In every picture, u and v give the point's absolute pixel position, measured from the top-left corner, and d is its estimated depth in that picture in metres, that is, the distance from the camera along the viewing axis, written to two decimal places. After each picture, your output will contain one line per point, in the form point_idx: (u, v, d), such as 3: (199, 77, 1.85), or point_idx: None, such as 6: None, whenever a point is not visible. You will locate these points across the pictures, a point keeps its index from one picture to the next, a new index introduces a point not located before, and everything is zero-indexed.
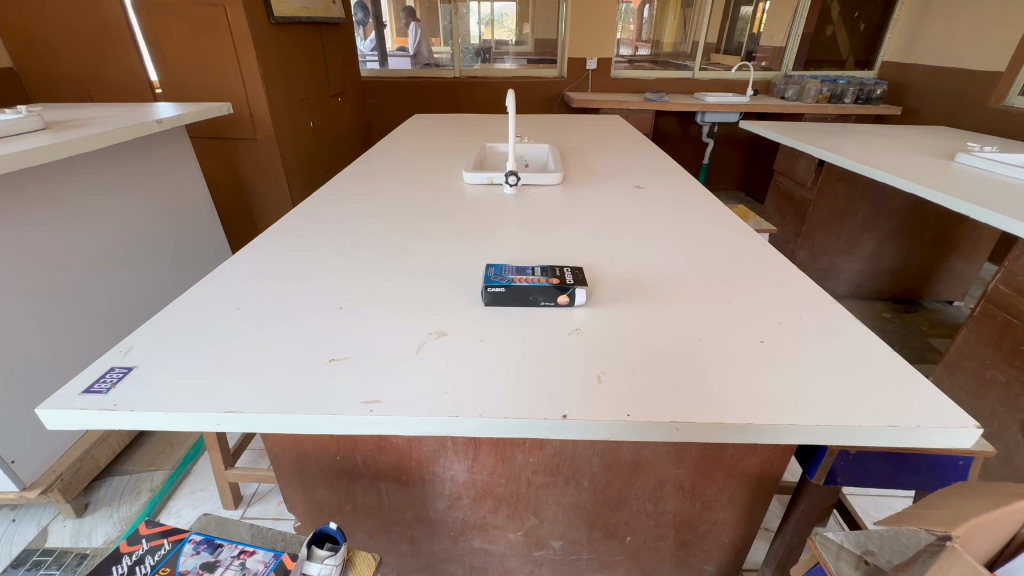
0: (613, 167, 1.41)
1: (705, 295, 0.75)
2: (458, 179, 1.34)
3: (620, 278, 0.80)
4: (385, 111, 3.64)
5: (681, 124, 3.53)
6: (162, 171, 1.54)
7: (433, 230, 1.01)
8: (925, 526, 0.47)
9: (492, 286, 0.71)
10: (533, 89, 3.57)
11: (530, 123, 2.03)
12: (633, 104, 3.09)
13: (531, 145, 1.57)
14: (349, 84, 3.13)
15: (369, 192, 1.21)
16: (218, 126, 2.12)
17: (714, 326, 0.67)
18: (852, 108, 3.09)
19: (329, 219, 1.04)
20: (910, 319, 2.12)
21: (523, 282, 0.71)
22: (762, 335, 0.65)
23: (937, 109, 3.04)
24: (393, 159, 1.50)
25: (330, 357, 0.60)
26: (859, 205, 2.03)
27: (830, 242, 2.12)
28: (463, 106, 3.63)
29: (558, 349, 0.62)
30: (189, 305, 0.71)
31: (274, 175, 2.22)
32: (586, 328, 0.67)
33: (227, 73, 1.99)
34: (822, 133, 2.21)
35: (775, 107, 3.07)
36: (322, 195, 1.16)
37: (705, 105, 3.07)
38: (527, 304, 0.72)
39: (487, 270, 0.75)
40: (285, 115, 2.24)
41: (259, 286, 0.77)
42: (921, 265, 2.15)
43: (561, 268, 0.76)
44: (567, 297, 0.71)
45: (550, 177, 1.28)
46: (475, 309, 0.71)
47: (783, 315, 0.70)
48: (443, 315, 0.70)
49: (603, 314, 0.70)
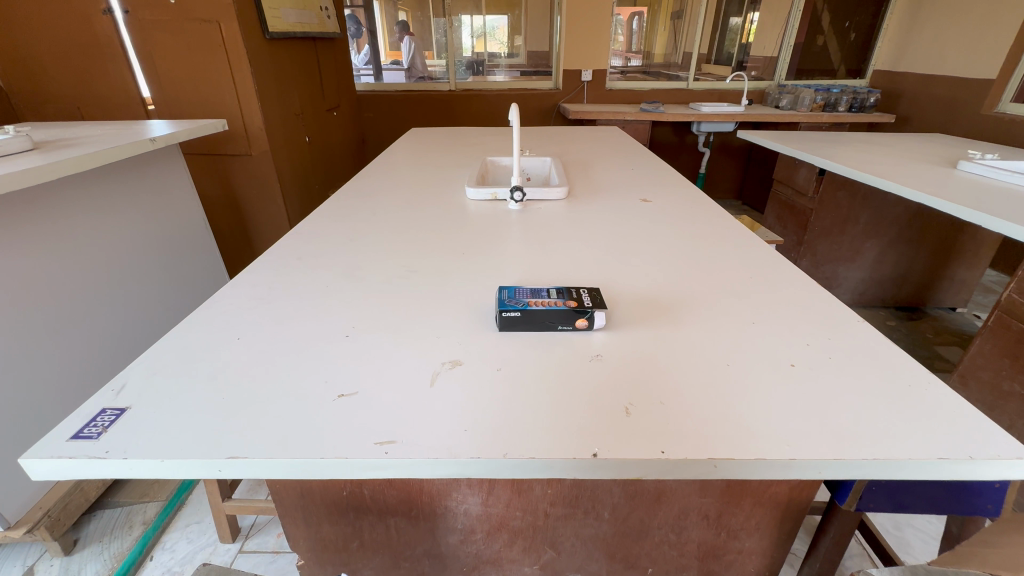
0: (617, 180, 1.39)
1: (727, 314, 0.72)
2: (460, 195, 1.31)
3: (638, 298, 0.77)
4: (380, 125, 3.61)
5: (676, 134, 3.54)
6: (154, 191, 1.50)
7: (438, 249, 0.97)
8: (988, 569, 0.43)
9: (507, 311, 0.67)
10: (529, 101, 3.56)
11: (529, 136, 2.02)
12: (630, 115, 3.08)
13: (533, 158, 1.55)
14: (345, 98, 3.11)
15: (370, 210, 1.18)
16: (212, 142, 2.08)
17: (742, 348, 0.64)
18: (846, 117, 3.11)
19: (328, 240, 1.00)
20: (915, 327, 2.10)
21: (540, 305, 0.68)
22: (793, 357, 0.63)
23: (931, 116, 3.06)
24: (393, 175, 1.47)
25: (338, 392, 0.57)
26: (862, 213, 2.01)
27: (832, 251, 2.11)
28: (458, 119, 3.62)
29: (581, 378, 0.59)
30: (186, 336, 0.67)
31: (270, 191, 2.18)
32: (607, 354, 0.64)
33: (222, 88, 1.96)
34: (821, 142, 2.21)
35: (770, 116, 3.08)
36: (321, 214, 1.13)
37: (701, 114, 3.07)
38: (544, 328, 0.68)
39: (500, 293, 0.72)
40: (281, 130, 2.22)
41: (257, 314, 0.73)
42: (925, 273, 2.14)
43: (577, 289, 0.72)
44: (586, 321, 0.67)
45: (555, 191, 1.25)
46: (489, 334, 0.68)
47: (811, 334, 0.67)
48: (456, 341, 0.66)
49: (624, 339, 0.67)
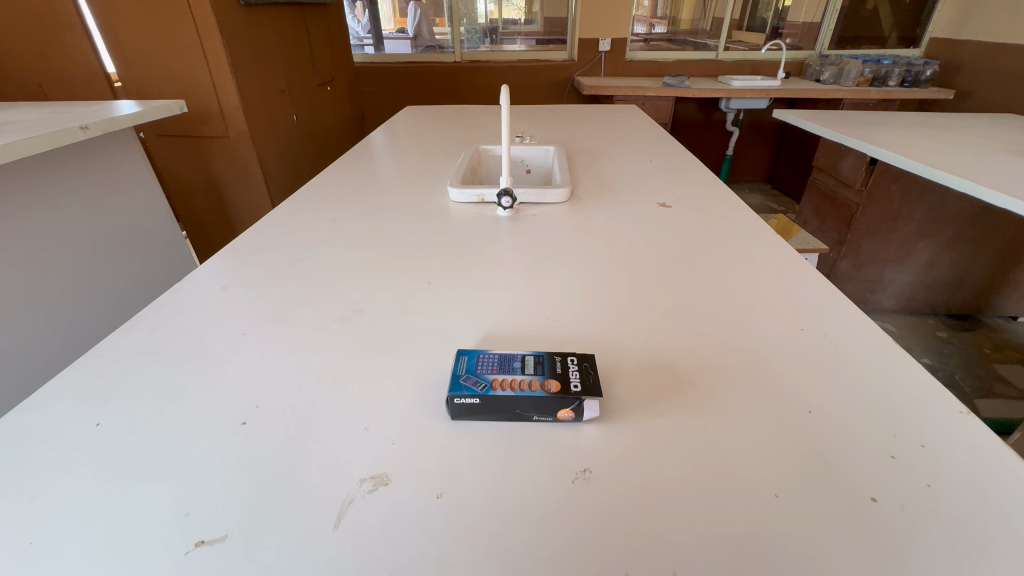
0: (632, 175, 1.17)
1: (768, 397, 0.52)
2: (444, 196, 1.11)
3: (649, 363, 0.57)
4: (380, 100, 3.38)
5: (701, 110, 3.22)
6: (102, 186, 1.32)
7: (401, 272, 0.78)
8: None
9: (460, 396, 0.48)
10: (541, 74, 3.28)
11: (534, 117, 1.79)
12: (650, 90, 2.79)
13: (533, 146, 1.32)
14: (340, 71, 2.88)
15: (331, 216, 0.99)
16: (186, 122, 1.89)
17: (787, 462, 0.45)
18: (897, 92, 2.77)
19: (267, 260, 0.81)
20: (969, 340, 1.87)
21: (506, 388, 0.49)
22: (866, 481, 0.44)
23: (995, 93, 2.70)
24: (371, 170, 1.28)
25: (195, 537, 0.40)
26: (918, 208, 1.74)
27: (878, 251, 1.85)
28: (464, 94, 3.37)
29: (557, 520, 0.41)
30: (28, 422, 0.50)
31: (251, 175, 2.00)
32: (598, 469, 0.45)
33: (192, 61, 1.75)
34: (871, 124, 1.92)
35: (809, 91, 2.76)
36: (272, 223, 0.95)
37: (731, 90, 2.76)
38: (512, 418, 0.50)
39: (456, 361, 0.53)
40: (263, 108, 2.01)
41: (143, 380, 0.56)
42: (985, 278, 1.88)
43: (562, 359, 0.53)
44: (571, 412, 0.48)
45: (553, 194, 1.03)
46: (439, 426, 0.49)
47: (892, 439, 0.47)
48: (390, 438, 0.48)
49: (623, 439, 0.48)
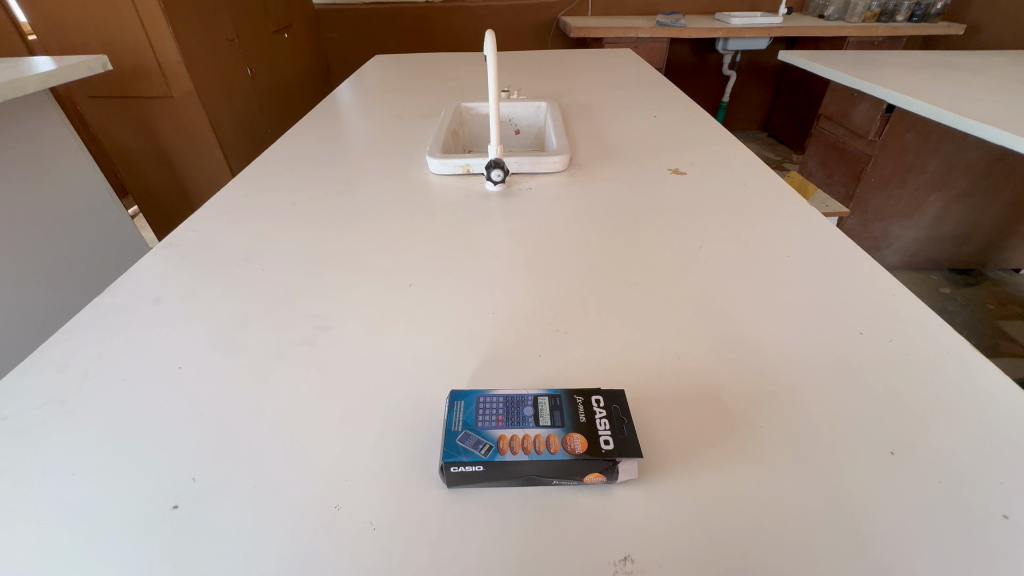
0: (637, 136, 1.02)
1: (841, 436, 0.42)
2: (422, 166, 0.95)
3: (688, 393, 0.46)
4: (347, 47, 3.07)
5: (695, 53, 3.00)
6: (22, 169, 1.14)
7: (376, 271, 0.65)
8: None
9: (459, 463, 0.37)
10: (521, 16, 2.99)
11: (519, 66, 1.60)
12: (643, 31, 2.56)
13: (521, 103, 1.16)
14: (297, 15, 2.57)
15: (289, 198, 0.83)
16: (119, 82, 1.64)
17: (879, 534, 0.36)
18: (906, 28, 2.58)
19: (212, 261, 0.67)
20: (973, 295, 1.82)
21: (516, 451, 0.38)
22: (979, 557, 0.34)
23: (1008, 28, 2.53)
24: (337, 135, 1.10)
25: None
26: (932, 159, 1.63)
27: (887, 205, 1.75)
28: (438, 40, 3.08)
29: None
30: None
31: (204, 141, 1.78)
32: (642, 556, 0.35)
33: (116, 7, 1.48)
34: (887, 66, 1.76)
35: (814, 29, 2.55)
36: (219, 210, 0.79)
37: (731, 29, 2.54)
38: (525, 484, 0.39)
39: (450, 409, 0.41)
40: (209, 62, 1.76)
41: (45, 445, 0.43)
42: (993, 230, 1.80)
43: (585, 403, 0.42)
44: (602, 476, 0.38)
45: (550, 163, 0.89)
46: (434, 498, 0.38)
47: (999, 489, 0.38)
48: (370, 522, 0.37)
49: (667, 503, 0.38)
